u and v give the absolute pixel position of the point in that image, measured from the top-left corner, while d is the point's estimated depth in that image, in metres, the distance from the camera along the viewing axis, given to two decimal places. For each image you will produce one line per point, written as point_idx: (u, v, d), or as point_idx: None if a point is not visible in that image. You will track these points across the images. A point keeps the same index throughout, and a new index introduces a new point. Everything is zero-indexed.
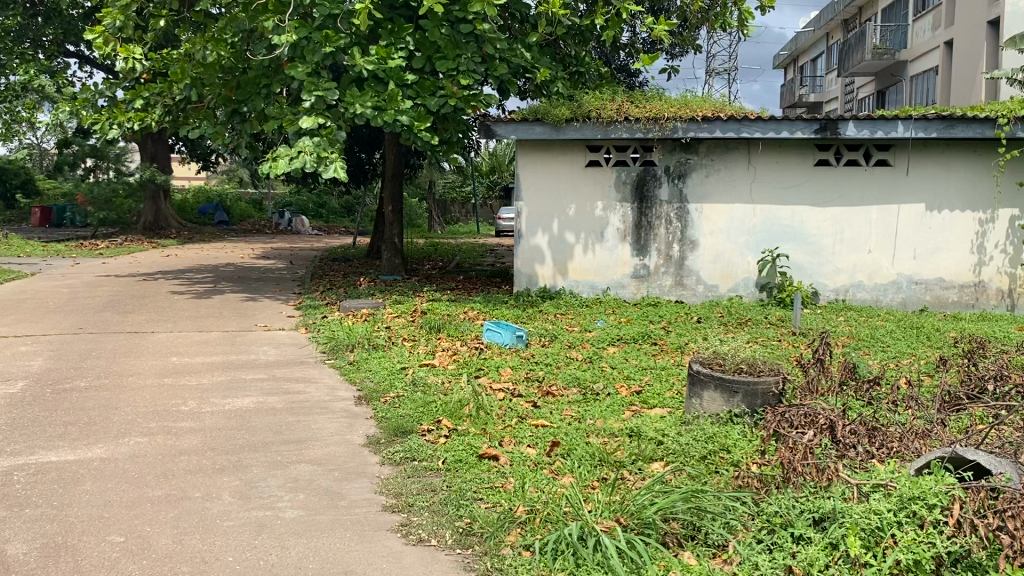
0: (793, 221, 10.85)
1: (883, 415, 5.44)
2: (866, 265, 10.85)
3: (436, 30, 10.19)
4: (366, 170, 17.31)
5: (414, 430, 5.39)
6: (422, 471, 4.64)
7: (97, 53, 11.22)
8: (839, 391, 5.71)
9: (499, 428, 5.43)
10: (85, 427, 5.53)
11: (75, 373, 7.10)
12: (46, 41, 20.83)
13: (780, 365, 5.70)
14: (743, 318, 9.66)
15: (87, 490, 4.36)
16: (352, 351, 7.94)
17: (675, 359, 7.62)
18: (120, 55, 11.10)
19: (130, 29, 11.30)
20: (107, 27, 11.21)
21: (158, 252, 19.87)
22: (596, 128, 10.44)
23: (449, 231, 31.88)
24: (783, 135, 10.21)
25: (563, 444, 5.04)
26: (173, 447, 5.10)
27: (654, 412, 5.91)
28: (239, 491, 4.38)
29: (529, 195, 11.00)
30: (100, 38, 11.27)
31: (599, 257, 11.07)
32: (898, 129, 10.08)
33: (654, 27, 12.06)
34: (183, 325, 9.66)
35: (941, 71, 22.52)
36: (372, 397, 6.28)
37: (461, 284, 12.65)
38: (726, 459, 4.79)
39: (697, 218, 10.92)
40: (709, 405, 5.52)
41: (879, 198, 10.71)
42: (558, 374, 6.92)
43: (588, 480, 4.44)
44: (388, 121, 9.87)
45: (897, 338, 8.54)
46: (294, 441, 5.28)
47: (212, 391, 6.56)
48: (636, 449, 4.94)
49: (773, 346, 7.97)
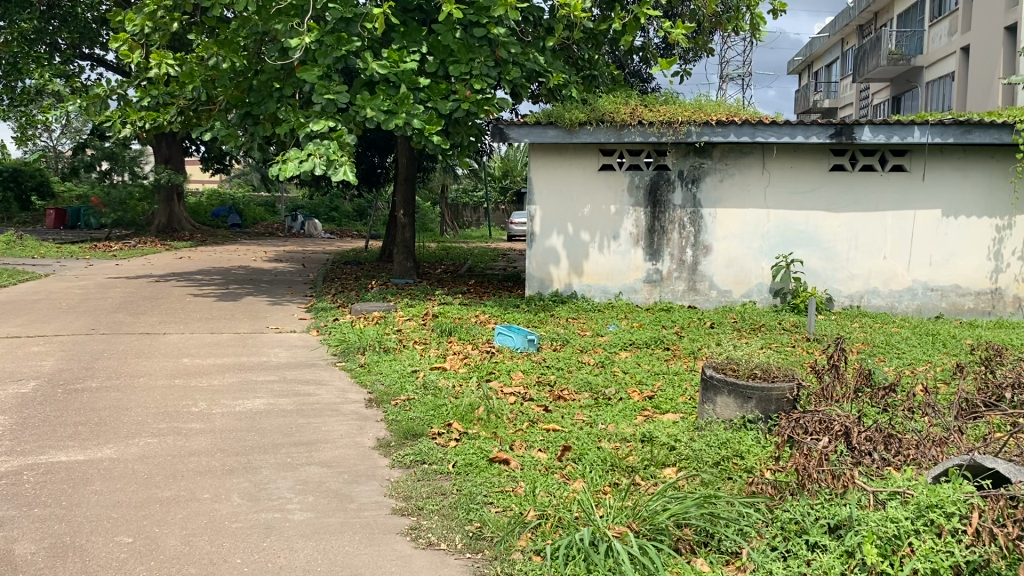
0: (808, 226, 10.78)
1: (899, 422, 5.38)
2: (881, 271, 10.76)
3: (448, 34, 10.25)
4: (378, 173, 17.33)
5: (425, 433, 5.35)
6: (433, 475, 4.61)
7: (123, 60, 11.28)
8: (855, 399, 5.71)
9: (510, 432, 5.38)
10: (95, 427, 5.52)
11: (87, 374, 7.11)
12: (62, 45, 21.13)
13: (793, 371, 5.66)
14: (757, 324, 9.57)
15: (96, 490, 4.35)
16: (363, 354, 7.92)
17: (687, 364, 7.56)
18: (152, 61, 10.99)
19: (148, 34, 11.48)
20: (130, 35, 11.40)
21: (171, 254, 19.94)
22: (610, 132, 10.40)
23: (461, 235, 31.87)
24: (798, 139, 10.15)
25: (575, 448, 4.98)
26: (182, 448, 5.09)
27: (667, 418, 5.85)
28: (249, 492, 4.36)
29: (542, 198, 10.97)
30: (124, 46, 11.35)
31: (612, 260, 11.02)
32: (914, 134, 10.00)
33: (670, 31, 12.02)
34: (195, 327, 9.66)
35: (958, 77, 22.34)
36: (383, 400, 6.25)
37: (472, 288, 12.62)
38: (739, 465, 4.73)
39: (711, 222, 10.86)
40: (723, 410, 5.47)
41: (895, 204, 10.62)
42: (570, 379, 6.87)
43: (600, 485, 4.39)
44: (399, 124, 9.85)
45: (912, 345, 8.45)
46: (305, 443, 5.26)
47: (223, 392, 6.56)
48: (649, 455, 4.90)
49: (787, 352, 7.89)
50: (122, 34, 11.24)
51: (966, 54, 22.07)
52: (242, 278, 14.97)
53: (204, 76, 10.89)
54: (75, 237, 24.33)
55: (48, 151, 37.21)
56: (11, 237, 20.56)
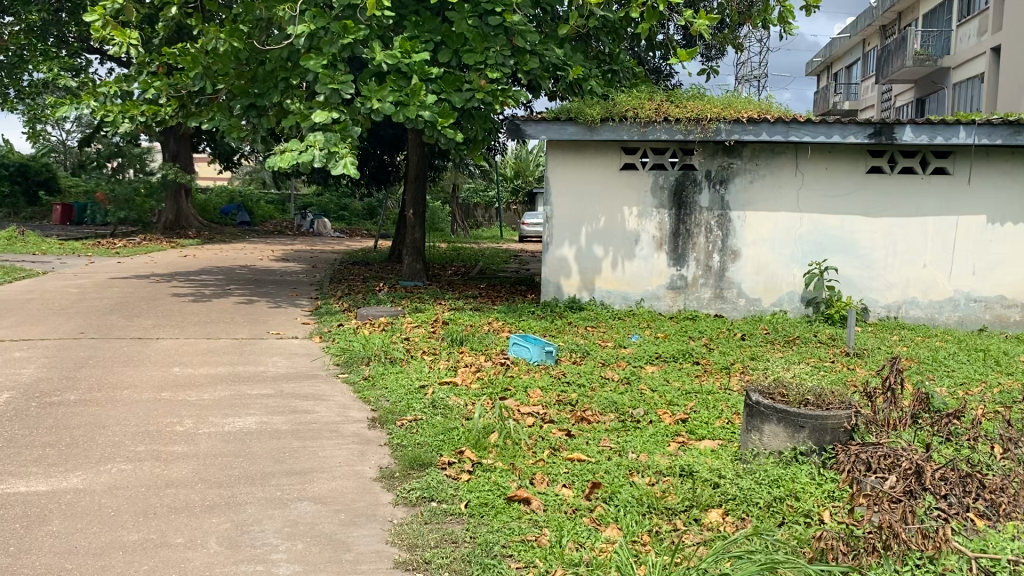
0: (843, 233, 10.11)
1: (975, 459, 4.77)
2: (921, 280, 10.10)
3: (463, 22, 9.69)
4: (388, 171, 16.71)
5: (434, 462, 4.73)
6: (441, 517, 3.99)
7: (94, 35, 10.64)
8: (914, 427, 5.10)
9: (529, 463, 4.76)
10: (65, 449, 4.93)
11: (68, 385, 6.52)
12: (71, 38, 20.52)
13: (850, 396, 4.99)
14: (791, 336, 8.92)
15: (52, 533, 3.74)
16: (368, 365, 7.31)
17: (720, 381, 6.92)
18: (116, 39, 10.59)
19: (132, 14, 10.85)
20: (109, 10, 10.76)
21: (175, 252, 19.29)
22: (633, 129, 9.75)
23: (472, 236, 31.29)
24: (834, 139, 9.49)
25: (605, 485, 4.35)
26: (160, 477, 4.49)
27: (704, 446, 5.22)
28: (228, 537, 3.75)
29: (559, 201, 10.34)
30: (99, 21, 10.72)
31: (631, 267, 10.38)
32: (959, 134, 9.33)
33: (694, 21, 11.11)
34: (191, 331, 9.07)
35: (987, 78, 21.57)
36: (387, 420, 5.64)
37: (485, 292, 11.98)
38: (795, 508, 4.11)
39: (739, 227, 10.20)
40: (771, 441, 4.81)
41: (938, 209, 9.94)
42: (593, 398, 6.22)
43: (638, 535, 3.80)
44: (410, 116, 9.21)
45: (963, 362, 7.79)
46: (298, 472, 4.65)
47: (212, 408, 5.94)
48: (690, 493, 4.26)
49: (825, 370, 7.26)
50: (99, 8, 10.65)
51: (996, 54, 21.30)
52: (245, 279, 14.42)
53: (206, 64, 10.28)
54: (79, 233, 23.82)
55: (56, 146, 36.72)
56: (14, 233, 20.06)
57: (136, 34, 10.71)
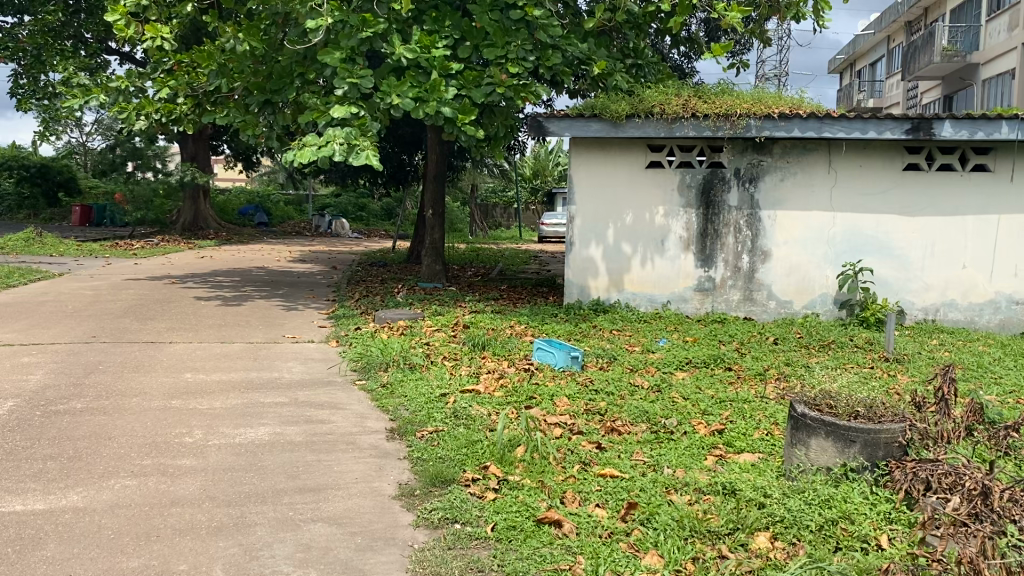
0: (878, 232, 9.71)
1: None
2: (960, 281, 9.70)
3: (484, 15, 9.31)
4: (407, 170, 16.45)
5: (457, 479, 4.42)
6: (466, 542, 3.68)
7: (118, 34, 10.42)
8: (971, 441, 4.75)
9: (558, 480, 4.44)
10: (66, 463, 4.66)
11: (75, 392, 6.27)
12: (89, 39, 20.41)
13: (903, 408, 4.63)
14: (827, 340, 8.54)
15: (46, 558, 3.47)
16: (386, 371, 7.01)
17: (755, 389, 6.56)
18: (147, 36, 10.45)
19: (151, 10, 10.63)
20: (130, 8, 10.52)
21: (192, 254, 19.09)
22: (660, 125, 9.39)
23: (491, 237, 30.97)
24: (870, 135, 9.09)
25: (642, 506, 4.03)
26: (165, 494, 4.21)
27: (744, 460, 4.89)
28: (235, 563, 3.46)
29: (583, 199, 10.01)
30: (121, 20, 10.47)
31: (658, 268, 10.05)
32: (1002, 130, 8.90)
33: (723, 14, 10.72)
34: (205, 335, 8.81)
35: (1019, 74, 21.06)
36: (406, 432, 5.34)
37: (506, 294, 11.69)
38: (850, 533, 3.78)
39: (770, 226, 9.84)
40: (818, 457, 4.44)
41: (979, 207, 9.53)
42: (623, 407, 5.90)
43: (681, 563, 3.48)
44: (429, 113, 8.94)
45: (1011, 368, 7.39)
46: (311, 489, 4.36)
47: (224, 418, 5.66)
48: (735, 515, 3.92)
49: (865, 377, 6.91)
50: (121, 5, 10.42)
51: None
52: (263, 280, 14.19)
53: (222, 60, 10.02)
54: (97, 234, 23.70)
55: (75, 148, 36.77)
56: (32, 234, 19.94)
57: (162, 31, 10.52)
